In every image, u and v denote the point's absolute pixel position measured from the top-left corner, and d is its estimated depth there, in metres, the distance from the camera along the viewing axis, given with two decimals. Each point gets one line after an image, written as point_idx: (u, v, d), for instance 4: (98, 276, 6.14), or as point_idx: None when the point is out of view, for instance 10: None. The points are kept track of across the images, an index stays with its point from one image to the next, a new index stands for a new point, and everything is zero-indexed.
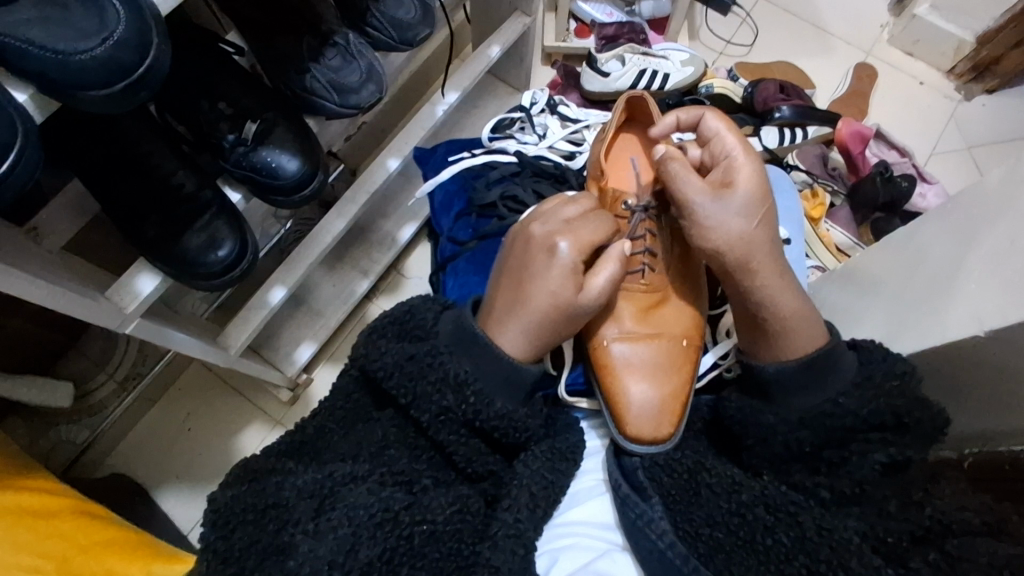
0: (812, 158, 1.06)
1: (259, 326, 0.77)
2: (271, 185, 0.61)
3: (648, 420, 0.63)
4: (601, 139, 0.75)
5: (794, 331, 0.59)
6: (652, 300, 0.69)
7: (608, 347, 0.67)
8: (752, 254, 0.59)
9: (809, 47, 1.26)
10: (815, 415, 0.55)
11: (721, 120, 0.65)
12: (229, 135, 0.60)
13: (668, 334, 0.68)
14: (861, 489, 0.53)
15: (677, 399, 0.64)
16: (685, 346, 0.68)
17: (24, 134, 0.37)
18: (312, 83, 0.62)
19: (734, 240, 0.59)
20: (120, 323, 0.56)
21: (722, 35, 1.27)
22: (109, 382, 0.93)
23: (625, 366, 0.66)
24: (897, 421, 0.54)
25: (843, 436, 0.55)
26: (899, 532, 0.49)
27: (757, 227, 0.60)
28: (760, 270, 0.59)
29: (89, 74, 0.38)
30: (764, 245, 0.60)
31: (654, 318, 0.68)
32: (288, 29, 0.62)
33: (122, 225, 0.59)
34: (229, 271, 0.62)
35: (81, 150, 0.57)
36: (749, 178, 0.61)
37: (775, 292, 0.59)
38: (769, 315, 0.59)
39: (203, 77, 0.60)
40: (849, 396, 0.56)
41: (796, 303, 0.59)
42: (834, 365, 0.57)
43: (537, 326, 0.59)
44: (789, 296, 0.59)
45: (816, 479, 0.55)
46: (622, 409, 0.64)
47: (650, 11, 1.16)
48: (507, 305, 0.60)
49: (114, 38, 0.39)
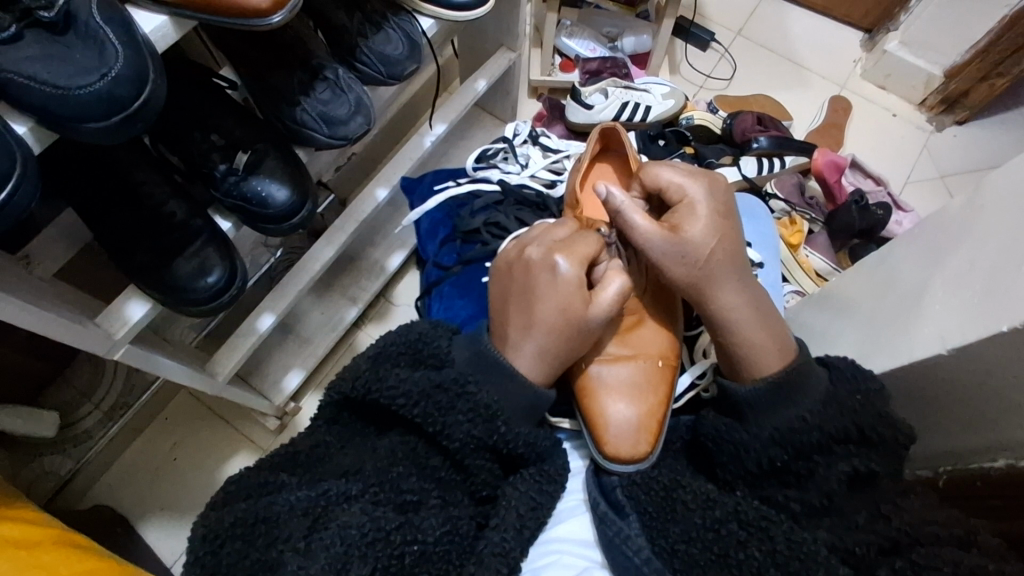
0: (789, 187, 1.10)
1: (247, 353, 0.78)
2: (261, 213, 0.63)
3: (627, 438, 0.63)
4: (578, 168, 0.78)
5: (757, 354, 0.61)
6: (627, 321, 0.71)
7: (590, 369, 0.68)
8: (708, 286, 0.63)
9: (786, 81, 1.31)
10: (783, 430, 0.56)
11: (676, 170, 0.67)
12: (221, 165, 0.61)
13: (644, 354, 0.70)
14: (831, 501, 0.54)
15: (657, 415, 0.65)
16: (661, 366, 0.69)
17: (22, 164, 0.39)
18: (302, 115, 0.64)
19: (689, 275, 0.63)
20: (107, 349, 0.57)
21: (702, 70, 1.32)
22: (94, 412, 0.93)
23: (607, 388, 0.67)
24: (861, 434, 0.56)
25: (809, 449, 0.56)
26: (868, 543, 0.50)
27: (717, 253, 0.63)
28: (721, 305, 0.63)
29: (88, 108, 0.40)
30: (725, 277, 0.63)
31: (630, 339, 0.70)
32: (280, 64, 0.64)
33: (113, 251, 0.60)
34: (217, 298, 0.63)
35: (76, 180, 0.59)
36: (699, 218, 0.63)
37: (740, 320, 0.62)
38: (733, 342, 0.62)
39: (196, 110, 0.61)
40: (815, 412, 0.57)
41: (755, 330, 0.62)
42: (803, 384, 0.58)
43: (558, 349, 0.61)
44: (756, 324, 0.62)
45: (787, 491, 0.56)
46: (601, 428, 0.65)
47: (633, 46, 1.23)
48: (517, 335, 0.62)
49: (113, 74, 0.40)
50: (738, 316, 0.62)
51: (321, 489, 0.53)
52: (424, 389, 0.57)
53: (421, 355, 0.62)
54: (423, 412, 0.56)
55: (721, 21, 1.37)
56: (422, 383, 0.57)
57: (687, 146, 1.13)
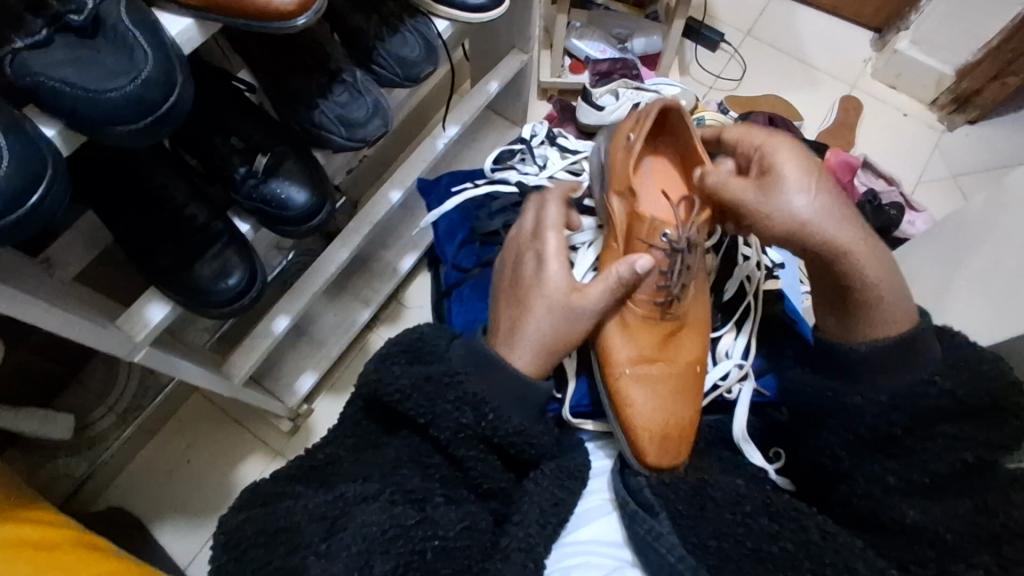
0: None
1: (262, 355, 0.79)
2: (280, 216, 0.63)
3: (663, 449, 0.62)
4: (631, 149, 0.71)
5: (886, 309, 0.58)
6: (669, 327, 0.69)
7: (624, 375, 0.66)
8: (832, 227, 0.57)
9: (796, 81, 1.31)
10: (907, 395, 0.56)
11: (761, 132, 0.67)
12: (240, 168, 0.62)
13: (679, 361, 0.68)
14: (933, 479, 0.54)
15: (689, 425, 0.64)
16: (695, 373, 0.68)
17: (52, 168, 0.39)
18: (320, 119, 0.64)
19: (807, 221, 0.57)
20: (129, 351, 0.58)
21: (711, 70, 1.32)
22: (109, 415, 0.93)
23: (638, 397, 0.65)
24: (992, 405, 0.55)
25: (932, 416, 0.56)
26: (962, 531, 0.51)
27: (841, 203, 0.58)
28: (851, 247, 0.57)
29: (118, 111, 0.39)
30: (843, 218, 0.58)
31: (667, 346, 0.69)
32: (298, 67, 0.64)
33: (134, 255, 0.60)
34: (237, 300, 0.63)
35: (97, 184, 0.59)
36: (796, 156, 0.61)
37: (869, 268, 0.57)
38: (869, 291, 0.58)
39: (216, 113, 0.62)
40: (943, 376, 0.56)
41: (887, 275, 0.58)
42: (917, 350, 0.58)
43: (553, 340, 0.63)
44: (887, 272, 0.58)
45: (886, 463, 0.57)
46: (634, 435, 0.63)
47: (642, 47, 1.23)
48: (524, 327, 0.63)
49: (142, 77, 0.39)
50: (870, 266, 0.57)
51: (335, 498, 0.53)
52: (415, 381, 0.57)
53: (419, 353, 0.61)
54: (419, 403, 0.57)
55: (730, 22, 1.37)
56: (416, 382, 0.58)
57: None
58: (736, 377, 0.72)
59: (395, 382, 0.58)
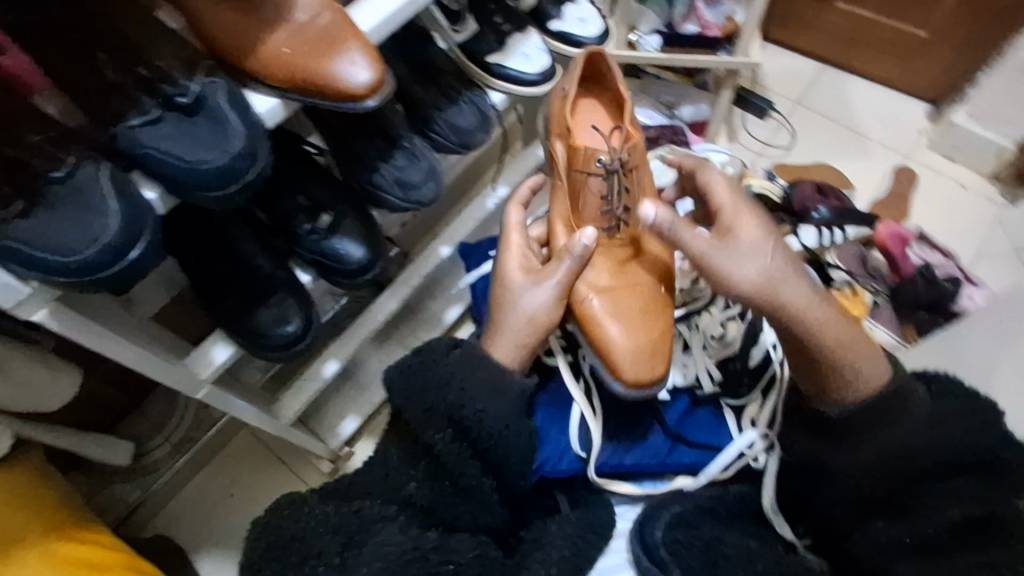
0: (850, 258, 1.09)
1: (309, 397, 0.83)
2: (337, 269, 0.69)
3: (641, 366, 0.66)
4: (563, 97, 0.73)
5: (860, 373, 0.58)
6: (626, 253, 0.72)
7: (597, 295, 0.68)
8: (778, 293, 0.58)
9: (846, 150, 1.32)
10: (888, 453, 0.56)
11: (717, 175, 0.68)
12: (305, 225, 0.67)
13: (645, 282, 0.70)
14: (927, 541, 0.53)
15: (664, 341, 0.68)
16: (662, 291, 0.71)
17: (151, 226, 0.44)
18: (379, 180, 0.70)
19: (758, 283, 0.58)
20: (193, 388, 0.63)
21: (759, 138, 1.35)
22: (164, 445, 0.99)
23: (616, 315, 0.67)
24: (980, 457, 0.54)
25: (919, 476, 0.55)
26: None
27: (784, 270, 0.59)
28: (794, 306, 0.58)
29: (209, 180, 0.45)
30: (792, 281, 0.59)
31: (629, 267, 0.71)
32: (363, 134, 0.70)
33: (205, 300, 0.66)
34: (293, 346, 0.68)
35: (177, 237, 0.65)
36: (749, 228, 0.61)
37: (828, 328, 0.58)
38: (832, 355, 0.58)
39: (288, 173, 0.68)
40: (922, 432, 0.55)
41: (835, 335, 0.58)
42: (902, 404, 0.57)
43: (525, 339, 0.63)
44: (852, 329, 0.59)
45: (883, 525, 0.56)
46: (613, 357, 0.66)
47: (691, 114, 1.30)
48: (503, 320, 0.64)
49: (232, 150, 0.45)
50: (826, 327, 0.58)
51: (349, 512, 0.55)
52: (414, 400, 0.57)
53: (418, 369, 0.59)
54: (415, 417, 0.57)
55: (780, 91, 1.39)
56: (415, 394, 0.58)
57: None
58: (762, 446, 0.71)
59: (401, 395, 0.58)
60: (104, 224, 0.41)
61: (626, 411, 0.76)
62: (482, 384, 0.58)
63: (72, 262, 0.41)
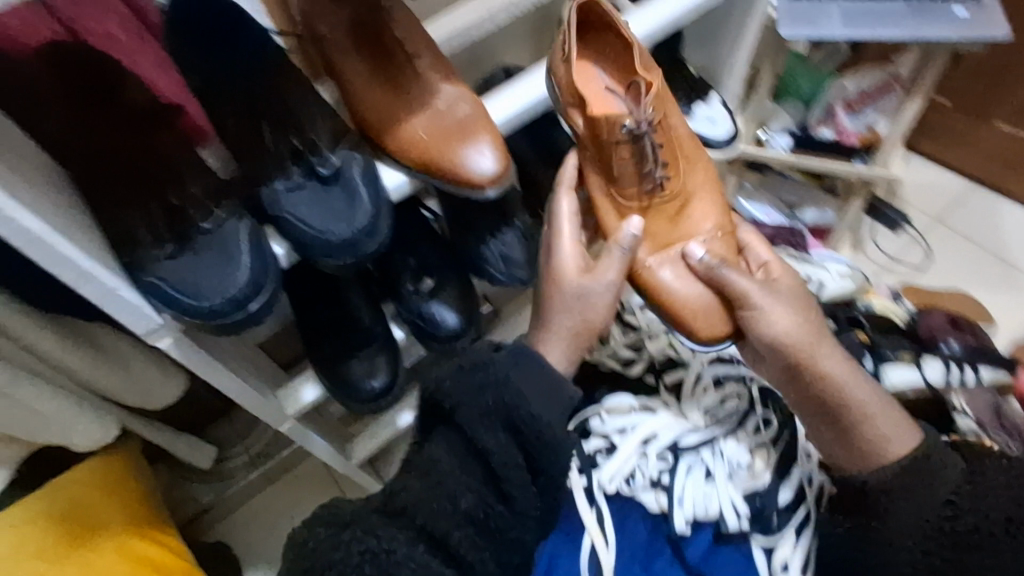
0: (982, 405, 0.95)
1: (380, 443, 0.85)
2: (430, 333, 0.70)
3: (715, 316, 0.59)
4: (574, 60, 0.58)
5: (879, 428, 0.56)
6: (672, 210, 0.63)
7: (651, 267, 0.62)
8: (816, 346, 0.57)
9: (988, 281, 1.21)
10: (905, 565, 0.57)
11: (754, 234, 0.66)
12: (409, 285, 0.70)
13: (701, 233, 0.63)
14: None
15: None
16: (721, 236, 0.63)
17: (273, 281, 0.48)
18: (486, 252, 0.71)
19: (798, 330, 0.56)
20: (278, 419, 0.68)
21: (888, 252, 1.26)
22: (242, 455, 1.04)
23: (668, 280, 0.61)
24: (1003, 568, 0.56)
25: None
26: None
27: (816, 325, 0.58)
28: (824, 367, 0.56)
29: (333, 250, 0.48)
30: (819, 329, 0.57)
31: (682, 223, 0.63)
32: (479, 206, 0.73)
33: (306, 340, 0.70)
34: (376, 399, 0.70)
35: (293, 280, 0.71)
36: (788, 274, 0.61)
37: (851, 383, 0.56)
38: (856, 414, 0.56)
39: (404, 235, 0.71)
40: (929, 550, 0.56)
41: (863, 394, 0.56)
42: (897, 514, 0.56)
43: (579, 336, 0.58)
44: (868, 392, 0.57)
45: None
46: (686, 320, 0.60)
47: (814, 218, 1.24)
48: (550, 312, 0.58)
49: (358, 226, 0.48)
50: (846, 387, 0.56)
51: (386, 541, 0.47)
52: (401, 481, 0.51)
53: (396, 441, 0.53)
54: (459, 399, 0.50)
55: (918, 205, 1.30)
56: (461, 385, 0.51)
57: (861, 332, 1.01)
58: None
59: (451, 390, 0.51)
60: (234, 275, 0.45)
61: (645, 542, 0.65)
62: (540, 399, 0.50)
63: (200, 307, 0.45)
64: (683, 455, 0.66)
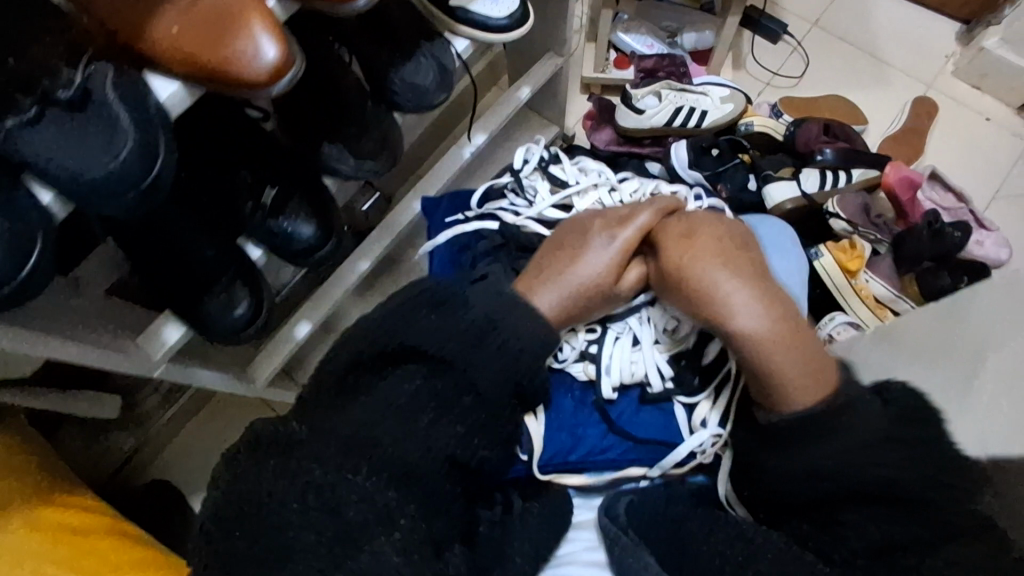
0: (853, 208, 0.98)
1: (283, 359, 0.82)
2: (287, 246, 0.67)
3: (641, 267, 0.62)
4: None
5: (779, 366, 0.54)
6: None
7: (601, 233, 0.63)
8: (707, 288, 0.57)
9: (864, 79, 1.22)
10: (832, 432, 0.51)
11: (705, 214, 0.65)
12: (249, 203, 0.64)
13: None
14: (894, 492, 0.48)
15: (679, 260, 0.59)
16: None
17: (42, 236, 0.42)
18: (330, 155, 0.68)
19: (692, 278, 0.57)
20: (148, 368, 0.63)
21: (769, 66, 1.24)
22: (154, 395, 1.01)
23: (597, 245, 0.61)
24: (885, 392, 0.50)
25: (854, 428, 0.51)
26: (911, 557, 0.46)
27: (733, 280, 0.57)
28: (719, 314, 0.56)
29: (99, 189, 0.42)
30: (740, 285, 0.56)
31: None
32: (323, 111, 0.67)
33: (150, 281, 0.63)
34: (245, 329, 0.67)
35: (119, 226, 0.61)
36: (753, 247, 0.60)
37: (753, 323, 0.55)
38: (766, 358, 0.55)
39: (218, 152, 0.63)
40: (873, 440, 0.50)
41: (764, 330, 0.55)
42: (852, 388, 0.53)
43: (567, 299, 0.60)
44: (786, 340, 0.55)
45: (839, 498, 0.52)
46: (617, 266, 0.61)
47: (693, 43, 1.18)
48: (554, 268, 0.61)
49: (119, 158, 0.42)
50: (738, 321, 0.56)
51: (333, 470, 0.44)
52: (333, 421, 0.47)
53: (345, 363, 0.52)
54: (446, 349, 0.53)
55: (797, 12, 1.27)
56: (443, 336, 0.54)
57: (743, 154, 1.05)
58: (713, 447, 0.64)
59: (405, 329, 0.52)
60: None
61: (572, 413, 0.66)
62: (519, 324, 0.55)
63: None
64: (612, 325, 0.67)
